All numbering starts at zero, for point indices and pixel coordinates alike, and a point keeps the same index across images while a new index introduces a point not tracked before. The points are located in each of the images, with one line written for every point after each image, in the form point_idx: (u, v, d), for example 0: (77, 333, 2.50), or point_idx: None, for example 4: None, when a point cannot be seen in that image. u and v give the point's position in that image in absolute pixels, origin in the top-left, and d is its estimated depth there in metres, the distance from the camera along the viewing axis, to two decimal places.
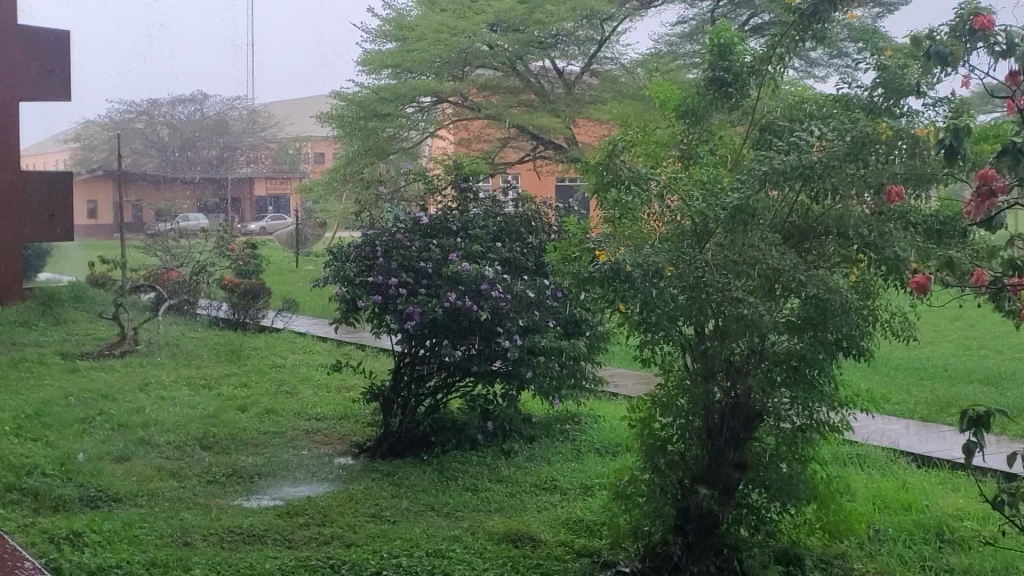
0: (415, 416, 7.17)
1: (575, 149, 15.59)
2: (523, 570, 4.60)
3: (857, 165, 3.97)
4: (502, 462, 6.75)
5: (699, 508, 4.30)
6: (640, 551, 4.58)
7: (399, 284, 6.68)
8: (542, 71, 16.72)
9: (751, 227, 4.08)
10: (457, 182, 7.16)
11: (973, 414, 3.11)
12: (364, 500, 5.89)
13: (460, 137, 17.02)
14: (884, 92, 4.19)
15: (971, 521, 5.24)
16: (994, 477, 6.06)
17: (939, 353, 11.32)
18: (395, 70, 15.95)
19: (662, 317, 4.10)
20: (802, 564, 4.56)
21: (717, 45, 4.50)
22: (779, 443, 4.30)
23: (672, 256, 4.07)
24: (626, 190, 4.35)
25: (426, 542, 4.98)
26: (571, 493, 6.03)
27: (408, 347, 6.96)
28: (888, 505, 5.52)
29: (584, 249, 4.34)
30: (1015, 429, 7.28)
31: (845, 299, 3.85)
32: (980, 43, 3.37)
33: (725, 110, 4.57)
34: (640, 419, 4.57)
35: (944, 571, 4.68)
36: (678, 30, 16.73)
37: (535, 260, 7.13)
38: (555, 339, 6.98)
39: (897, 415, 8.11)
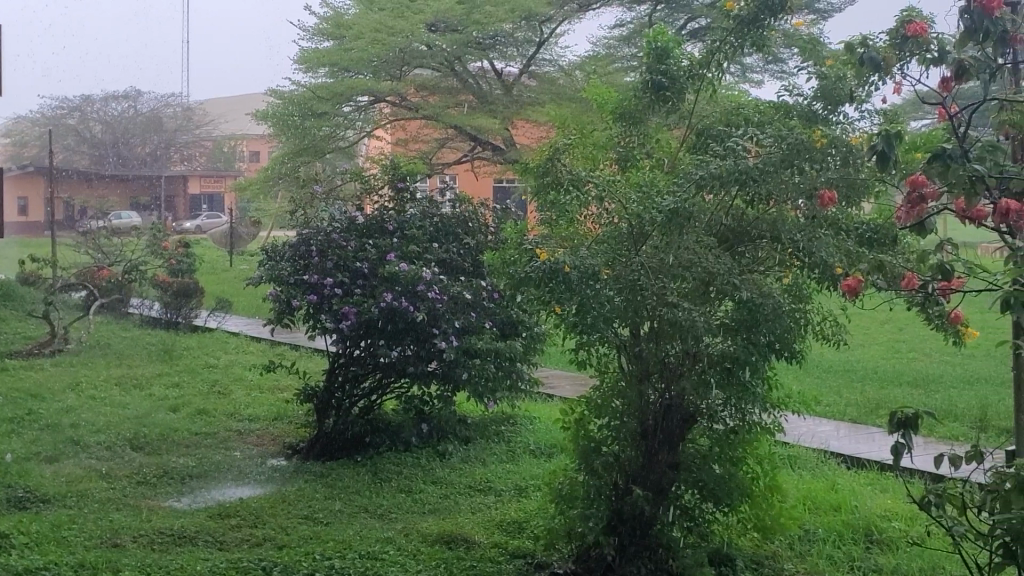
0: (350, 417, 7.13)
1: (513, 150, 15.60)
2: (457, 571, 4.59)
3: (793, 171, 3.98)
4: (437, 463, 6.74)
5: (633, 510, 4.32)
6: (574, 552, 4.59)
7: (334, 285, 6.67)
8: (480, 72, 16.71)
9: (687, 230, 4.07)
10: (394, 182, 7.12)
11: (902, 416, 3.16)
12: (298, 501, 5.85)
13: (397, 137, 16.97)
14: (823, 103, 4.24)
15: (899, 521, 5.31)
16: (922, 478, 6.16)
17: (869, 355, 11.49)
18: (332, 68, 15.82)
19: (598, 319, 4.09)
20: (733, 565, 4.60)
21: (654, 48, 4.53)
22: (712, 444, 4.37)
23: (609, 258, 4.10)
24: (563, 192, 4.37)
25: (359, 544, 4.96)
26: (506, 493, 6.03)
27: (343, 347, 6.97)
28: (818, 506, 5.58)
29: (521, 250, 4.34)
30: (942, 430, 7.41)
31: (778, 303, 3.89)
32: (912, 51, 3.44)
33: (662, 113, 4.58)
34: (575, 421, 4.58)
35: (872, 572, 4.73)
36: (616, 32, 16.79)
37: (471, 261, 7.07)
38: (492, 340, 6.97)
39: (828, 416, 8.22)
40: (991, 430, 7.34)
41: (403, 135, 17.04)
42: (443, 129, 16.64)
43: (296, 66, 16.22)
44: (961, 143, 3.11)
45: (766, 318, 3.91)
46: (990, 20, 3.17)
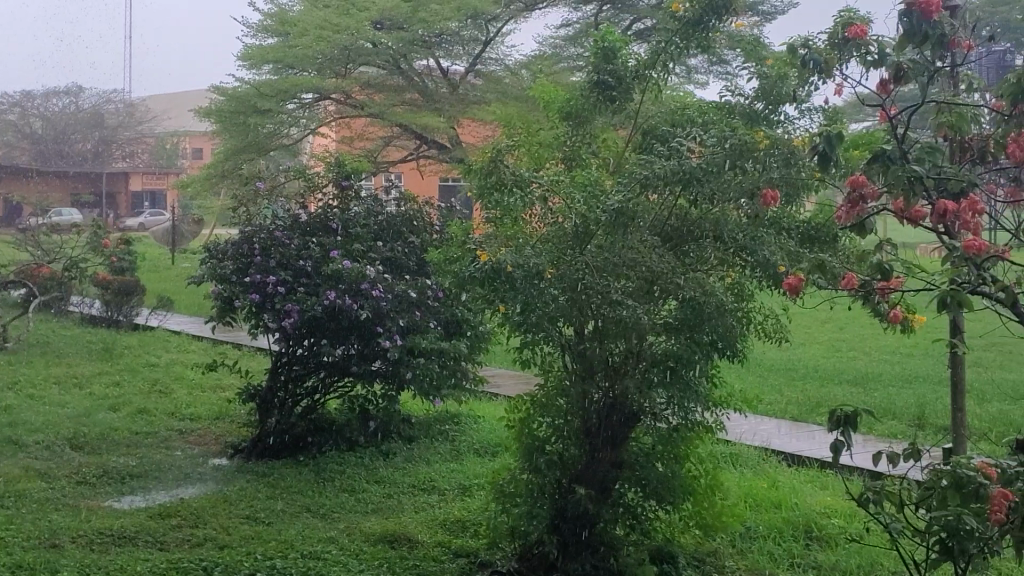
0: (293, 415, 7.08)
1: (459, 149, 15.56)
2: (400, 571, 4.58)
3: (734, 172, 4.03)
4: (380, 462, 6.71)
5: (576, 508, 4.33)
6: (517, 551, 4.59)
7: (276, 283, 6.61)
8: (426, 70, 16.63)
9: (631, 229, 4.15)
10: (338, 180, 7.07)
11: (840, 414, 3.19)
12: (240, 501, 5.81)
13: (342, 135, 16.89)
14: (764, 103, 4.29)
15: (838, 518, 5.37)
16: (861, 476, 6.23)
17: (810, 354, 11.58)
18: (276, 65, 15.70)
19: (542, 318, 4.09)
20: (675, 562, 4.63)
21: (602, 48, 4.55)
22: (655, 443, 4.38)
23: (553, 257, 4.11)
24: (507, 193, 4.37)
25: (301, 544, 4.93)
26: (449, 493, 6.02)
27: (286, 346, 6.92)
28: (759, 503, 5.63)
29: (465, 249, 4.34)
30: (881, 429, 7.50)
31: (720, 301, 3.92)
32: (854, 52, 3.46)
33: (608, 113, 4.60)
34: (519, 419, 4.59)
35: (812, 569, 4.78)
36: (562, 32, 16.81)
37: (416, 260, 7.08)
38: (436, 339, 6.96)
39: (770, 414, 8.29)
40: (928, 428, 7.45)
41: (348, 133, 16.93)
42: (388, 127, 16.54)
43: (240, 62, 16.07)
44: (901, 144, 3.16)
45: (708, 317, 3.94)
46: (928, 23, 3.22)
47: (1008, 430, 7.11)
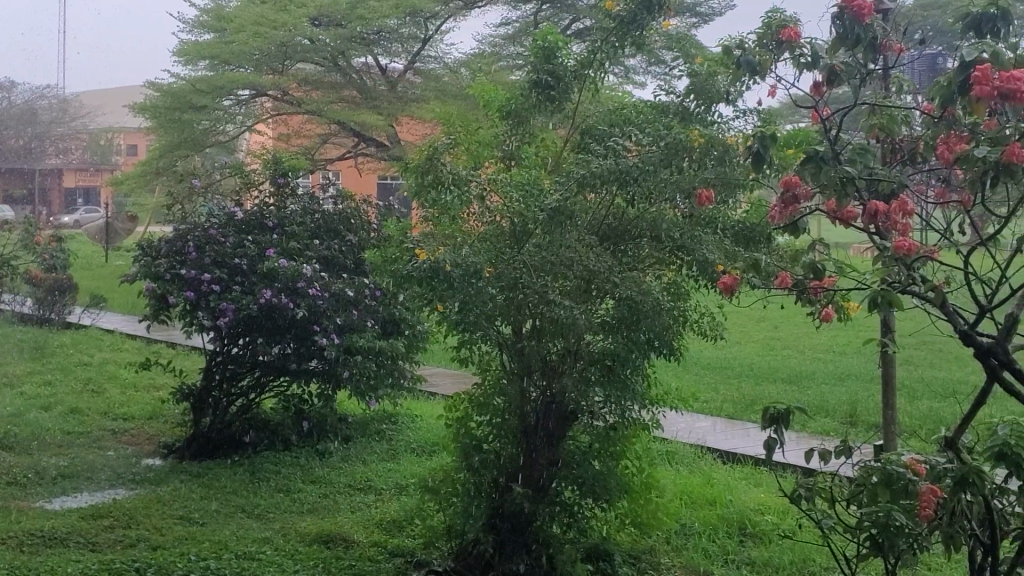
0: (228, 415, 7.02)
1: (398, 148, 15.49)
2: (335, 571, 4.56)
3: (671, 170, 4.07)
4: (316, 463, 6.67)
5: (513, 507, 4.34)
6: (453, 550, 4.59)
7: (211, 281, 6.54)
8: (365, 68, 16.53)
9: (568, 227, 4.14)
10: (275, 177, 7.02)
11: (774, 412, 3.22)
12: (173, 501, 5.74)
13: (279, 132, 16.75)
14: (696, 99, 4.32)
15: (771, 515, 5.43)
16: (795, 473, 6.31)
17: (745, 353, 11.68)
18: (212, 61, 15.55)
19: (480, 317, 4.12)
20: (611, 560, 4.65)
21: (542, 47, 4.53)
22: (592, 441, 4.41)
23: (491, 257, 4.13)
24: (445, 190, 4.35)
25: (235, 544, 4.88)
26: (386, 493, 6.00)
27: (221, 345, 6.86)
28: (694, 500, 5.69)
29: (402, 248, 4.32)
30: (814, 426, 7.59)
31: (657, 301, 3.94)
32: (786, 54, 3.47)
33: (546, 114, 4.61)
34: (457, 419, 4.58)
35: (745, 565, 4.83)
36: (501, 31, 16.81)
37: (354, 258, 7.04)
38: (373, 339, 6.94)
39: (705, 413, 8.35)
40: (860, 426, 7.55)
41: (285, 130, 16.81)
42: (326, 125, 16.43)
43: (175, 58, 15.89)
44: (833, 146, 3.22)
45: (645, 316, 3.95)
46: (861, 27, 3.27)
47: (937, 427, 7.23)
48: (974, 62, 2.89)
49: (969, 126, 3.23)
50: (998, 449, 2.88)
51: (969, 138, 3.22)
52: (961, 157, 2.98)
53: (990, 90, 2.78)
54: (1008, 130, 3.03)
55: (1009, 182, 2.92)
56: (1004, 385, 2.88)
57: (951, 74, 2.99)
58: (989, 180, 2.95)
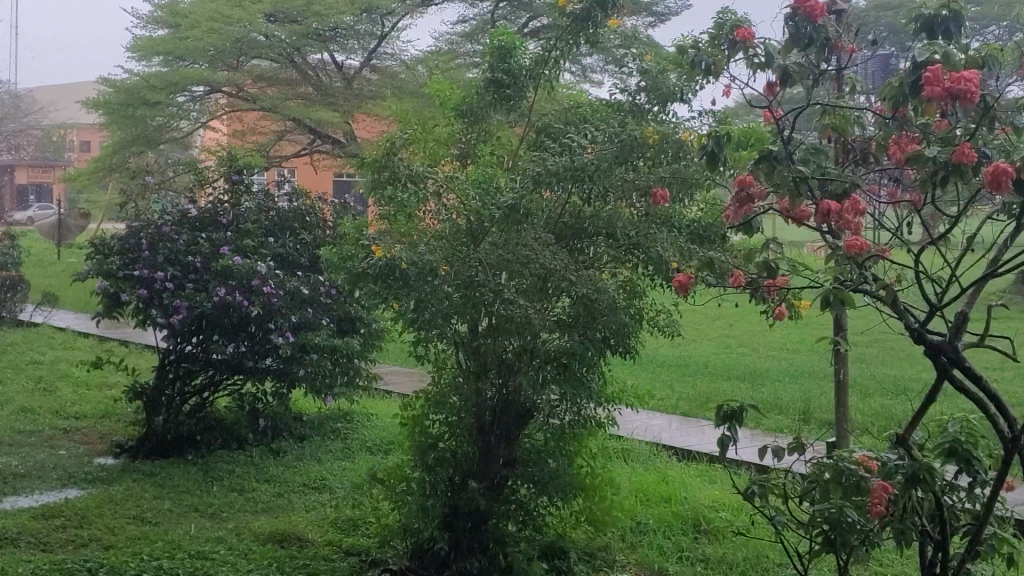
0: (181, 414, 6.97)
1: (354, 145, 15.41)
2: (289, 570, 4.54)
3: (625, 167, 4.13)
4: (271, 462, 6.63)
5: (468, 505, 4.35)
6: (409, 549, 4.58)
7: (165, 279, 6.49)
8: (321, 64, 16.42)
9: (524, 227, 4.14)
10: (230, 174, 6.95)
11: (728, 409, 3.25)
12: (125, 500, 5.69)
13: (234, 129, 16.63)
14: (647, 96, 4.34)
15: (725, 512, 5.47)
16: (748, 470, 6.35)
17: (700, 350, 11.75)
18: (166, 57, 15.40)
19: (436, 315, 4.09)
20: (566, 557, 4.66)
21: (497, 46, 4.48)
22: (547, 439, 4.41)
23: (447, 255, 4.12)
24: (402, 188, 4.34)
25: (188, 544, 4.85)
26: (340, 491, 5.97)
27: (175, 343, 6.80)
28: (649, 497, 5.71)
29: (357, 245, 4.29)
30: (768, 424, 7.65)
31: (612, 299, 3.96)
32: (741, 54, 3.47)
33: (501, 112, 4.60)
34: (412, 418, 4.57)
35: (699, 562, 4.85)
36: (458, 28, 16.77)
37: (308, 257, 7.01)
38: (329, 337, 6.92)
39: (660, 410, 8.39)
40: (813, 423, 7.60)
41: (240, 126, 16.68)
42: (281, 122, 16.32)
43: (129, 54, 15.72)
44: (787, 146, 3.24)
45: (601, 313, 3.97)
46: (813, 27, 3.32)
47: (888, 424, 7.30)
48: (925, 62, 2.92)
49: (920, 127, 3.27)
50: (948, 445, 2.93)
51: (920, 139, 3.25)
52: (912, 157, 3.01)
53: (941, 91, 2.81)
54: (958, 130, 3.07)
55: (959, 181, 2.94)
56: (954, 382, 2.92)
57: (903, 74, 3.02)
58: (939, 180, 2.99)
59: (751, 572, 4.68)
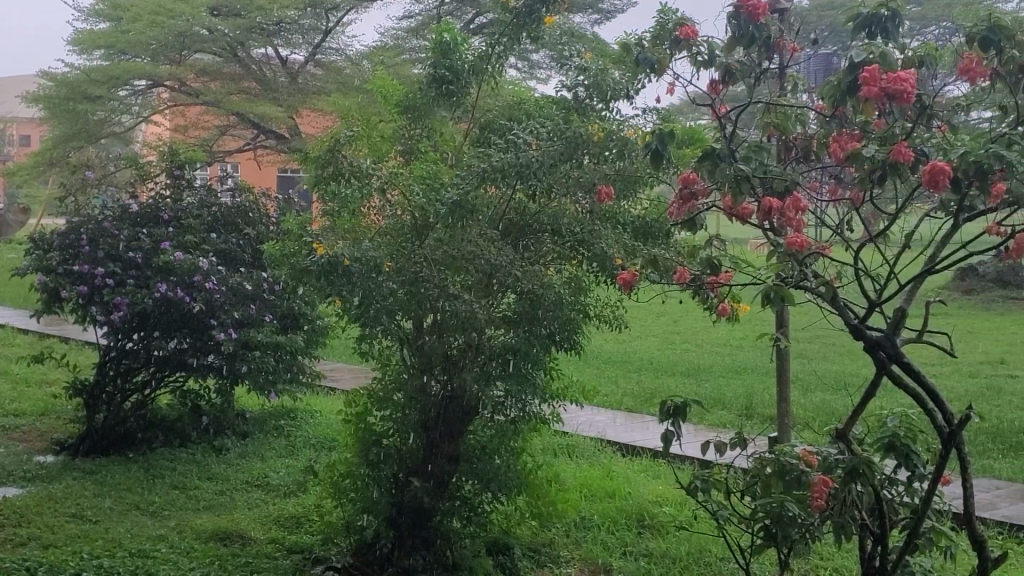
0: (121, 412, 6.88)
1: (298, 140, 15.32)
2: (232, 568, 4.50)
3: (571, 164, 4.16)
4: (213, 459, 6.57)
5: (413, 502, 4.34)
6: (353, 546, 4.57)
7: (105, 275, 6.43)
8: (265, 59, 16.28)
9: (470, 223, 4.11)
10: (171, 169, 6.89)
11: (671, 405, 3.27)
12: (64, 499, 5.60)
13: (176, 124, 16.43)
14: (589, 91, 4.32)
15: (669, 507, 5.49)
16: (692, 465, 6.38)
17: (646, 346, 11.81)
18: (107, 51, 15.15)
19: (380, 312, 4.11)
20: (510, 553, 4.66)
21: (440, 42, 4.47)
22: (492, 436, 4.40)
23: (391, 251, 4.10)
24: (345, 183, 4.29)
25: (129, 543, 4.79)
26: (283, 488, 5.93)
27: (115, 340, 6.72)
28: (594, 493, 5.73)
29: (300, 242, 4.24)
30: (711, 419, 7.70)
31: (558, 295, 3.96)
32: (682, 53, 3.51)
33: (445, 108, 4.57)
34: (354, 415, 4.52)
35: (643, 556, 4.85)
36: (403, 24, 16.72)
37: (252, 253, 6.94)
38: (272, 333, 6.87)
39: (605, 406, 8.42)
40: (755, 418, 7.67)
41: (182, 121, 16.49)
42: (224, 116, 16.15)
43: (69, 47, 15.45)
44: (729, 143, 3.25)
45: (547, 309, 3.97)
46: (755, 26, 3.32)
47: (828, 419, 7.39)
48: (863, 62, 2.96)
49: (860, 125, 3.30)
50: (887, 440, 2.96)
51: (860, 137, 3.28)
52: (850, 155, 3.06)
53: (878, 91, 2.84)
54: (896, 129, 3.11)
55: (897, 180, 2.99)
56: (893, 377, 2.95)
57: (841, 74, 3.05)
58: (878, 177, 3.02)
59: (693, 566, 4.68)
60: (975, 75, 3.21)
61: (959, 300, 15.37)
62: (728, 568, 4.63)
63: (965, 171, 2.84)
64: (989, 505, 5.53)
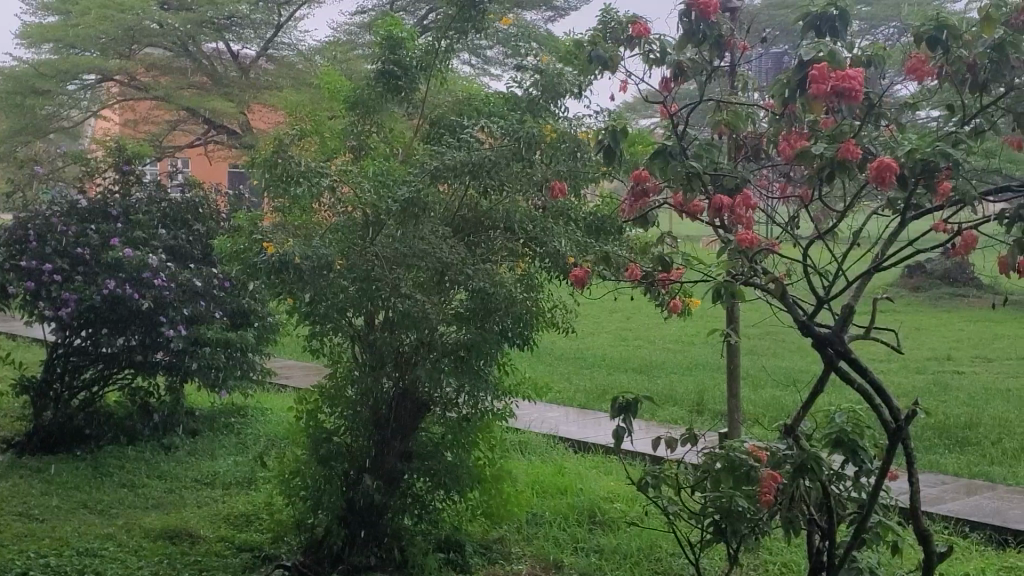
0: (69, 409, 6.81)
1: (249, 135, 15.21)
2: (181, 566, 4.45)
3: (523, 162, 4.07)
4: (162, 457, 6.51)
5: (364, 499, 4.33)
6: (302, 545, 4.55)
7: (53, 271, 6.33)
8: (216, 53, 16.12)
9: (421, 220, 4.11)
10: (119, 165, 6.86)
11: (623, 400, 3.29)
12: (12, 498, 5.53)
13: (126, 119, 16.19)
14: (542, 93, 4.28)
15: (620, 503, 5.50)
16: (642, 461, 6.42)
17: (599, 343, 11.83)
18: (56, 45, 14.84)
19: (331, 309, 4.06)
20: (462, 550, 4.67)
21: (388, 38, 4.47)
22: (445, 432, 4.43)
23: (342, 247, 4.05)
24: (296, 183, 4.22)
25: (77, 542, 4.73)
26: (234, 485, 5.89)
27: (63, 337, 6.64)
28: (545, 489, 5.74)
29: (250, 238, 4.20)
30: (662, 415, 7.76)
31: (508, 294, 3.96)
32: (635, 50, 3.51)
33: (394, 103, 4.54)
34: (306, 412, 4.52)
35: (594, 552, 4.85)
36: (356, 19, 16.65)
37: (201, 248, 6.88)
38: (222, 330, 6.82)
39: (557, 403, 8.46)
40: (706, 414, 7.72)
41: (132, 116, 16.26)
42: (175, 111, 15.96)
43: (17, 41, 15.14)
44: (681, 141, 3.27)
45: (499, 306, 3.99)
46: (706, 24, 3.33)
47: (778, 415, 7.45)
48: (811, 61, 2.97)
49: (809, 123, 3.32)
50: (836, 435, 2.99)
51: (808, 136, 3.32)
52: (800, 153, 3.09)
53: (826, 89, 2.87)
54: (847, 126, 3.09)
55: (845, 178, 2.99)
56: (840, 374, 2.97)
57: (791, 72, 3.07)
58: (826, 175, 3.03)
59: (644, 562, 4.69)
60: (922, 74, 3.27)
61: (906, 298, 15.58)
62: (679, 564, 4.63)
63: (911, 169, 2.85)
64: (936, 499, 5.60)
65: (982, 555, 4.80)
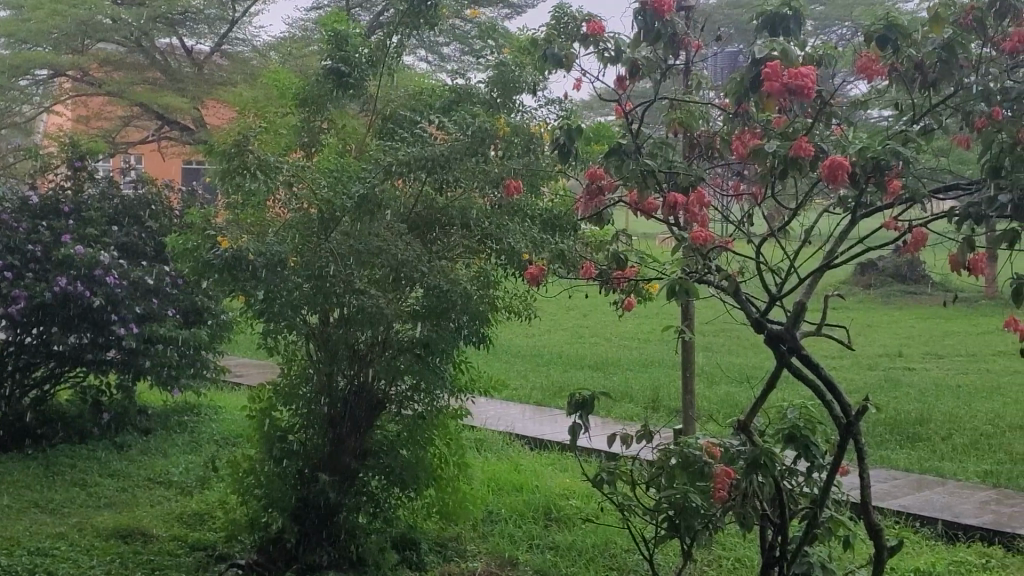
0: (19, 408, 6.72)
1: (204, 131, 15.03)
2: (133, 565, 4.41)
3: (477, 158, 4.05)
4: (115, 456, 6.45)
5: (318, 498, 4.31)
6: (256, 544, 4.52)
7: (4, 267, 6.23)
8: (170, 49, 15.96)
9: (376, 217, 4.07)
10: (72, 160, 6.77)
11: (580, 397, 3.30)
12: None
13: (78, 114, 15.97)
14: (499, 89, 4.29)
15: (575, 499, 5.51)
16: (598, 458, 6.44)
17: (555, 340, 11.87)
18: (7, 40, 14.56)
19: (285, 306, 4.00)
20: (417, 547, 4.65)
21: (335, 35, 4.41)
22: (400, 430, 4.44)
23: (297, 244, 4.04)
24: (251, 176, 4.19)
25: (27, 541, 4.68)
26: (187, 484, 5.85)
27: (13, 335, 6.54)
28: (501, 487, 5.75)
29: (202, 235, 4.18)
30: (618, 412, 7.79)
31: (465, 291, 3.94)
32: (591, 48, 3.51)
33: (346, 99, 4.51)
34: (260, 410, 4.49)
35: (549, 549, 4.85)
36: (312, 14, 16.56)
37: (154, 246, 6.83)
38: (175, 328, 6.76)
39: (513, 400, 8.47)
40: (661, 411, 7.76)
41: (84, 111, 16.04)
42: (128, 106, 15.76)
43: None
44: (635, 140, 3.28)
45: (455, 302, 3.94)
46: (661, 22, 3.35)
47: (731, 411, 7.51)
48: (765, 59, 2.99)
49: (762, 123, 3.34)
50: (788, 432, 3.01)
51: (761, 134, 3.32)
52: (752, 151, 3.11)
53: (779, 87, 2.89)
54: (797, 126, 3.13)
55: (796, 175, 3.01)
56: (793, 371, 3.00)
57: (744, 72, 3.09)
58: (779, 173, 3.05)
59: (598, 558, 4.70)
60: (872, 73, 3.32)
61: (859, 295, 15.75)
62: (632, 560, 4.64)
63: (863, 168, 2.89)
64: (886, 494, 5.67)
65: (932, 549, 4.85)
